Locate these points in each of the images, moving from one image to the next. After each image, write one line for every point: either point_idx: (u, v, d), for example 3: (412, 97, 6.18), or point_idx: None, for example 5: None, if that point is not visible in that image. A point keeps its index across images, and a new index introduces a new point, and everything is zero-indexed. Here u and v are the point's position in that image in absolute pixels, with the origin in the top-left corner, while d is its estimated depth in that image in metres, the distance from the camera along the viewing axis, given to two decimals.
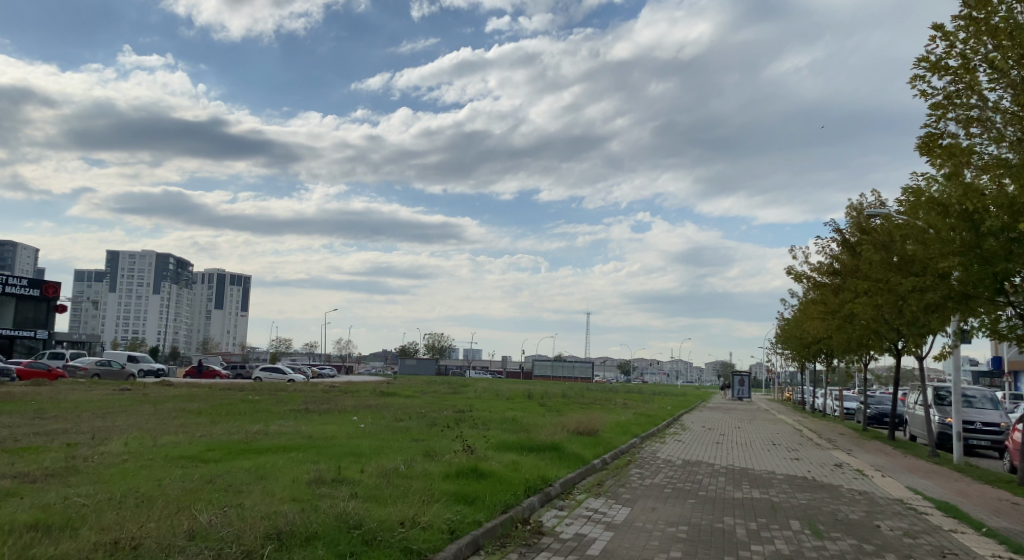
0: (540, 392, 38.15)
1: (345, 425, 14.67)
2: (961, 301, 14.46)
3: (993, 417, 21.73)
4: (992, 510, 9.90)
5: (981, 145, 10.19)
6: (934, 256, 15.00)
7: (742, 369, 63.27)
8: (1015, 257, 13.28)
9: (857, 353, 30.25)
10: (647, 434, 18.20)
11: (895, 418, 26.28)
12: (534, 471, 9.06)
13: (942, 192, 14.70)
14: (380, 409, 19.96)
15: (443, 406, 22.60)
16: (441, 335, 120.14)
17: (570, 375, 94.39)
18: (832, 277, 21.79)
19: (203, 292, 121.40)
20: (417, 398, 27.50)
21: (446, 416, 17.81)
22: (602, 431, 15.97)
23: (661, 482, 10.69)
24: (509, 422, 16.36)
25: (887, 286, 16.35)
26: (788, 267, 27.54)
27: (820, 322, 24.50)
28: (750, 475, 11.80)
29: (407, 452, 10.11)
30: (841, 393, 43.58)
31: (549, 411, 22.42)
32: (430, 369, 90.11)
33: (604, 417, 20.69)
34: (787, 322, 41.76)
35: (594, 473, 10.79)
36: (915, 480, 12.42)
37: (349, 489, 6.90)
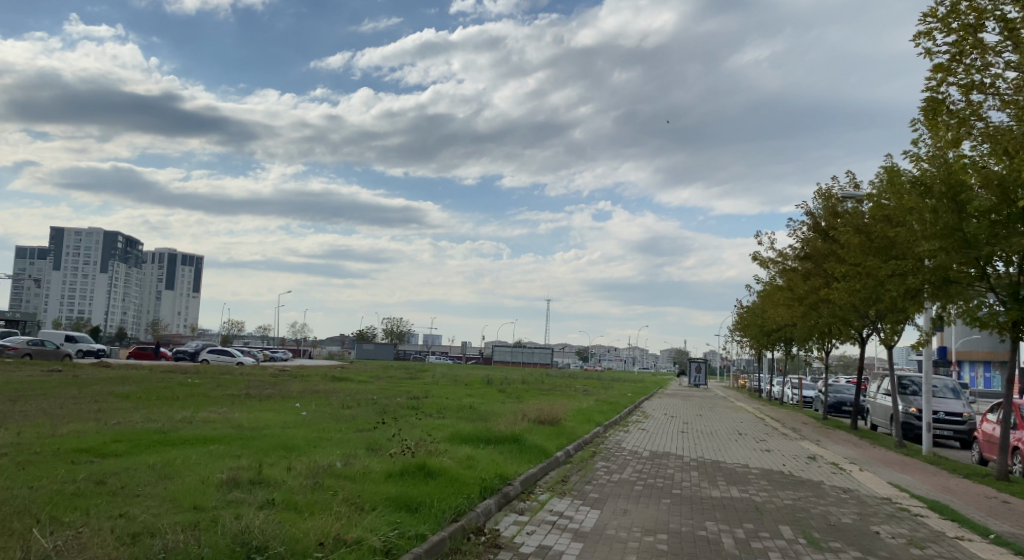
0: (499, 378, 37.17)
1: (285, 414, 13.35)
2: (942, 286, 13.82)
3: (958, 407, 21.40)
4: (985, 509, 9.19)
5: (984, 109, 9.48)
6: (913, 238, 14.33)
7: (702, 356, 63.26)
8: (999, 240, 12.74)
9: (821, 342, 29.84)
10: (611, 423, 17.30)
11: (858, 408, 25.92)
12: (490, 468, 7.93)
13: (925, 171, 14.04)
14: (329, 395, 18.72)
15: (398, 392, 21.38)
16: (399, 320, 118.53)
17: (530, 361, 93.71)
18: (801, 263, 21.15)
19: (152, 272, 117.35)
20: (370, 384, 26.20)
21: (399, 403, 16.60)
22: (564, 420, 14.98)
23: (630, 478, 9.71)
24: (465, 410, 15.23)
25: (864, 270, 15.72)
26: (754, 253, 26.95)
27: (785, 309, 23.95)
28: (725, 470, 10.91)
29: (348, 445, 8.92)
30: (800, 381, 43.62)
31: (509, 398, 21.39)
32: (388, 354, 88.58)
33: (567, 404, 19.73)
34: (749, 309, 41.54)
35: (558, 467, 9.77)
36: (896, 476, 11.68)
37: (266, 494, 5.72)
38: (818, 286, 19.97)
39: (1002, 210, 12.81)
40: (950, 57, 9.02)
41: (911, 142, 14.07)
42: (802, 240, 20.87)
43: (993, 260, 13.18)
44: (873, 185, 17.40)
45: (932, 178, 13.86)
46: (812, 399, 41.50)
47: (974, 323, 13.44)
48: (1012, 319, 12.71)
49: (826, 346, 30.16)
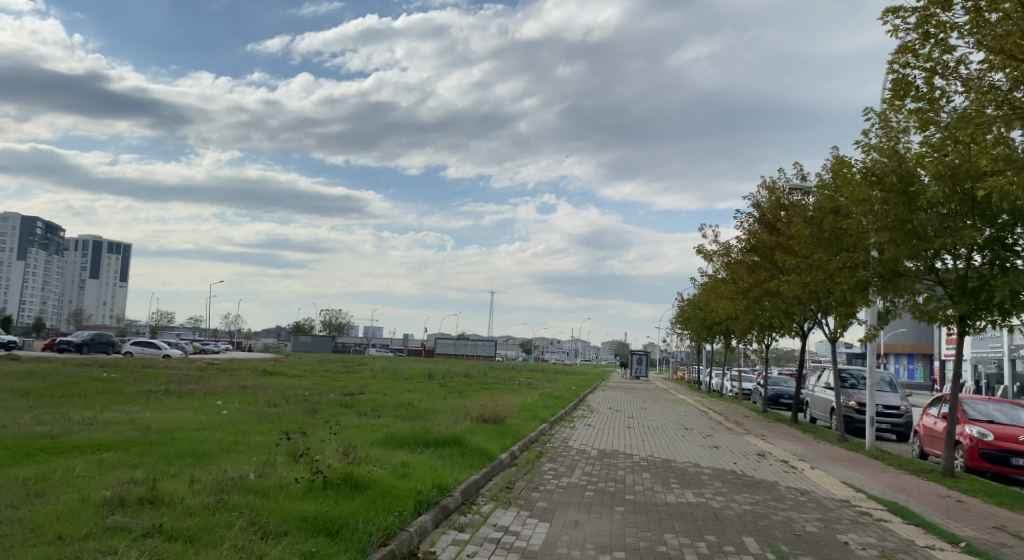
0: (441, 371, 36.30)
1: (203, 413, 12.20)
2: (891, 280, 13.65)
3: (894, 400, 21.62)
4: (942, 510, 8.89)
5: (949, 93, 9.14)
6: (862, 230, 14.11)
7: (642, 349, 63.69)
8: (949, 233, 12.60)
9: (761, 335, 29.99)
10: (556, 418, 16.67)
11: (798, 401, 26.07)
12: (427, 477, 7.11)
13: (876, 162, 13.80)
14: (256, 392, 17.54)
15: (332, 388, 20.26)
16: (339, 312, 116.03)
17: (472, 353, 92.76)
18: (745, 255, 20.93)
19: (76, 260, 111.70)
20: (303, 378, 24.92)
21: (333, 401, 15.55)
22: (509, 416, 14.26)
23: (579, 482, 9.04)
24: (403, 407, 14.33)
25: (813, 262, 15.46)
26: (698, 246, 26.75)
27: (728, 302, 23.78)
28: (676, 471, 10.37)
29: (267, 452, 7.95)
30: (739, 374, 44.13)
31: (450, 394, 20.59)
32: (327, 347, 86.38)
33: (509, 399, 19.04)
34: (691, 302, 41.74)
35: (502, 471, 9.03)
36: (848, 475, 11.35)
37: (154, 517, 4.77)
38: (764, 279, 19.76)
39: (953, 203, 12.69)
40: (914, 40, 8.62)
41: (862, 132, 13.82)
42: (746, 232, 20.64)
43: (942, 254, 13.07)
44: (820, 177, 17.23)
45: (882, 169, 13.64)
46: (750, 392, 42.01)
47: (923, 317, 13.31)
48: (962, 313, 12.61)
49: (767, 339, 30.32)
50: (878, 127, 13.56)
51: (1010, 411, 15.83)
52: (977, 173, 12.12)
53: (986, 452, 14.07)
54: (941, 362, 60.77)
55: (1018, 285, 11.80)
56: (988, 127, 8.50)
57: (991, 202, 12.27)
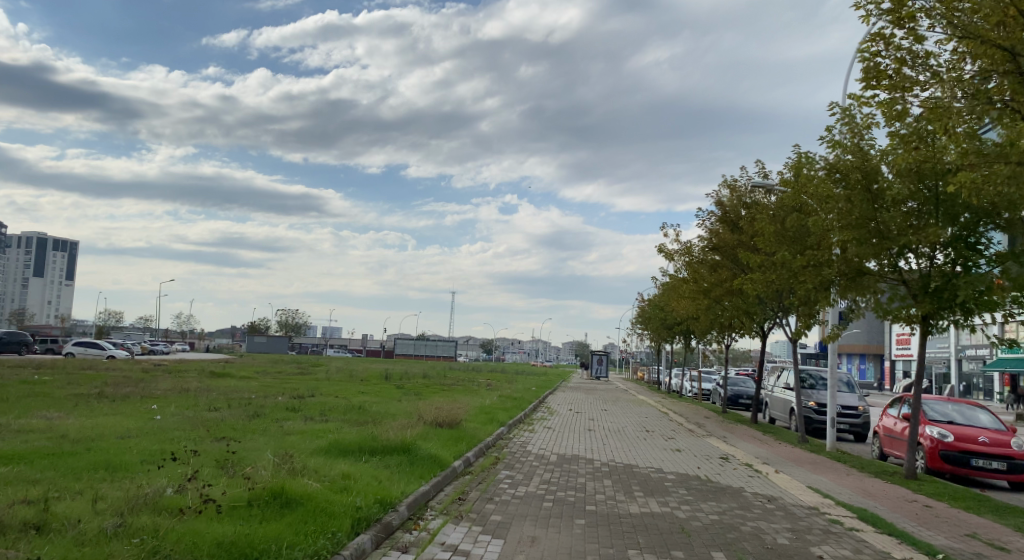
0: (398, 372, 35.53)
1: (134, 418, 11.35)
2: (854, 279, 13.43)
3: (852, 400, 21.59)
4: (911, 517, 8.56)
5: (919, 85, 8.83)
6: (826, 228, 13.85)
7: (602, 349, 63.68)
8: (914, 231, 12.38)
9: (721, 335, 29.91)
10: (514, 421, 16.09)
11: (757, 401, 25.99)
12: (369, 491, 6.47)
13: (839, 159, 13.54)
14: (198, 395, 16.59)
15: (281, 390, 19.41)
16: (296, 313, 113.81)
17: (433, 354, 91.80)
18: (706, 254, 20.66)
19: (18, 258, 107.42)
20: (252, 381, 23.89)
21: (280, 404, 14.75)
22: (465, 420, 13.64)
23: (538, 490, 8.49)
24: (353, 411, 13.59)
25: (777, 260, 15.18)
26: (659, 245, 26.47)
27: (689, 302, 23.55)
28: (639, 477, 9.90)
29: (193, 463, 7.21)
30: (699, 374, 44.17)
31: (406, 396, 19.88)
32: (283, 347, 84.40)
33: (466, 402, 18.41)
34: (651, 303, 41.61)
35: (454, 480, 8.43)
36: (813, 479, 11.00)
37: (34, 549, 4.06)
38: (726, 279, 19.52)
39: (917, 201, 12.48)
40: (885, 26, 8.30)
41: (827, 128, 13.61)
42: (707, 231, 20.38)
43: (905, 253, 12.87)
44: (783, 175, 16.99)
45: (846, 166, 13.38)
46: (709, 392, 42.07)
47: (886, 316, 13.10)
48: (925, 312, 12.41)
49: (727, 340, 30.25)
50: (842, 123, 13.35)
51: (967, 412, 15.78)
52: (942, 171, 11.91)
53: (947, 453, 13.92)
54: (892, 362, 61.96)
55: (981, 284, 11.62)
56: (959, 118, 8.21)
57: (955, 200, 12.09)
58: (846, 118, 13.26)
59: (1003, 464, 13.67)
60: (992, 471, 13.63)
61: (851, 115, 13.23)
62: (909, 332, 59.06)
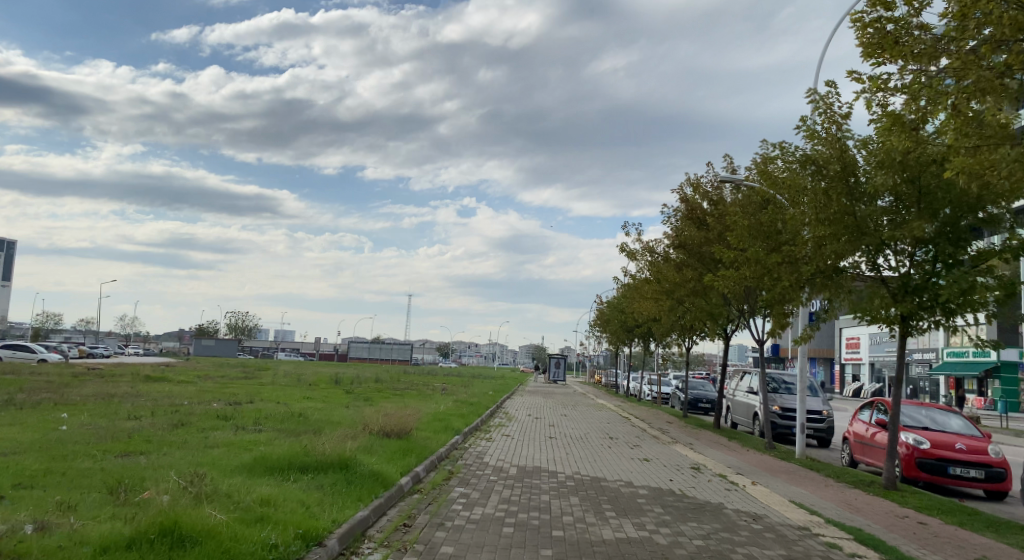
0: (349, 376, 34.05)
1: (33, 429, 9.89)
2: (831, 278, 12.70)
3: (818, 404, 21.06)
4: (909, 538, 7.76)
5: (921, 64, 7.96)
6: (801, 223, 13.11)
7: (559, 352, 63.02)
8: (895, 226, 11.69)
9: (682, 338, 29.28)
10: (470, 429, 15.00)
11: (719, 406, 25.37)
12: (293, 520, 5.31)
13: (814, 150, 12.80)
14: (121, 402, 15.03)
15: (218, 396, 17.99)
16: (246, 315, 110.58)
17: (388, 358, 90.02)
18: (673, 253, 19.90)
19: None
20: (189, 386, 22.24)
21: (211, 411, 13.37)
22: (416, 429, 12.47)
23: (496, 513, 7.41)
24: (291, 419, 12.29)
25: (749, 257, 14.43)
26: (621, 244, 25.70)
27: (651, 303, 22.80)
28: (608, 493, 8.91)
29: (78, 486, 5.94)
30: (657, 378, 43.66)
31: (355, 402, 18.58)
32: (233, 351, 81.69)
33: (419, 407, 17.25)
34: (611, 304, 40.96)
35: (400, 502, 7.32)
36: (794, 492, 10.15)
37: None
38: (692, 278, 18.76)
39: (896, 195, 11.80)
40: None
41: (803, 118, 12.88)
42: (673, 228, 19.63)
43: (884, 251, 12.19)
44: (753, 169, 16.32)
45: (823, 157, 12.63)
46: (668, 396, 41.56)
47: (863, 317, 12.39)
48: (906, 313, 11.70)
49: (688, 343, 29.65)
50: (820, 112, 12.63)
51: (939, 417, 15.24)
52: (925, 161, 11.23)
53: (923, 461, 13.31)
54: (843, 366, 62.66)
55: (965, 284, 10.99)
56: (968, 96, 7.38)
57: (937, 193, 11.43)
58: (823, 106, 12.53)
59: (979, 472, 13.11)
60: (970, 479, 13.07)
61: (828, 104, 12.50)
62: (858, 336, 59.83)
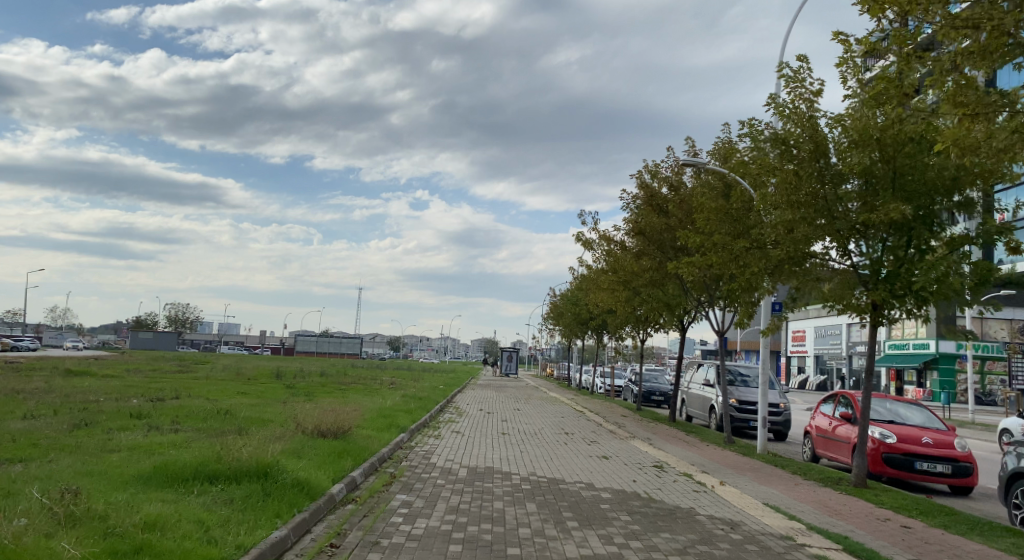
0: (293, 370, 32.46)
1: None
2: (800, 265, 12.06)
3: (775, 397, 20.65)
4: (900, 546, 7.06)
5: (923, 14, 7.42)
6: (770, 205, 12.43)
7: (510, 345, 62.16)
8: (870, 208, 11.05)
9: (636, 330, 28.69)
10: (418, 426, 13.94)
11: (674, 398, 24.84)
12: (189, 546, 4.24)
13: (784, 129, 12.13)
14: (24, 399, 13.41)
15: (142, 391, 16.44)
16: (187, 307, 106.67)
17: (336, 351, 87.97)
18: (632, 241, 19.16)
19: None
20: (113, 380, 20.47)
21: (126, 408, 11.98)
22: (357, 427, 11.35)
23: (442, 526, 6.40)
24: (217, 418, 11.03)
25: (716, 242, 13.73)
26: (577, 233, 24.94)
27: (608, 294, 22.10)
28: (569, 498, 8.02)
29: None
30: (610, 371, 43.18)
31: (294, 398, 17.28)
32: (173, 344, 78.50)
33: (362, 403, 16.08)
34: (564, 296, 40.27)
35: (330, 515, 6.25)
36: (766, 494, 9.38)
37: None
38: (651, 267, 18.03)
39: (868, 177, 11.20)
40: None
41: (773, 94, 12.19)
42: (632, 214, 18.90)
43: (855, 237, 11.57)
44: (719, 152, 15.63)
45: (792, 136, 11.97)
46: (620, 389, 41.08)
47: (832, 305, 11.74)
48: (878, 301, 11.08)
49: (643, 335, 29.05)
50: (790, 87, 11.94)
51: (902, 410, 14.82)
52: (902, 140, 10.65)
53: (889, 456, 12.83)
54: (788, 359, 63.40)
55: (940, 270, 10.42)
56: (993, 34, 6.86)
57: (911, 175, 10.84)
58: (794, 82, 11.86)
59: (946, 467, 12.64)
60: (937, 475, 12.61)
61: (800, 80, 11.83)
62: (803, 329, 60.61)
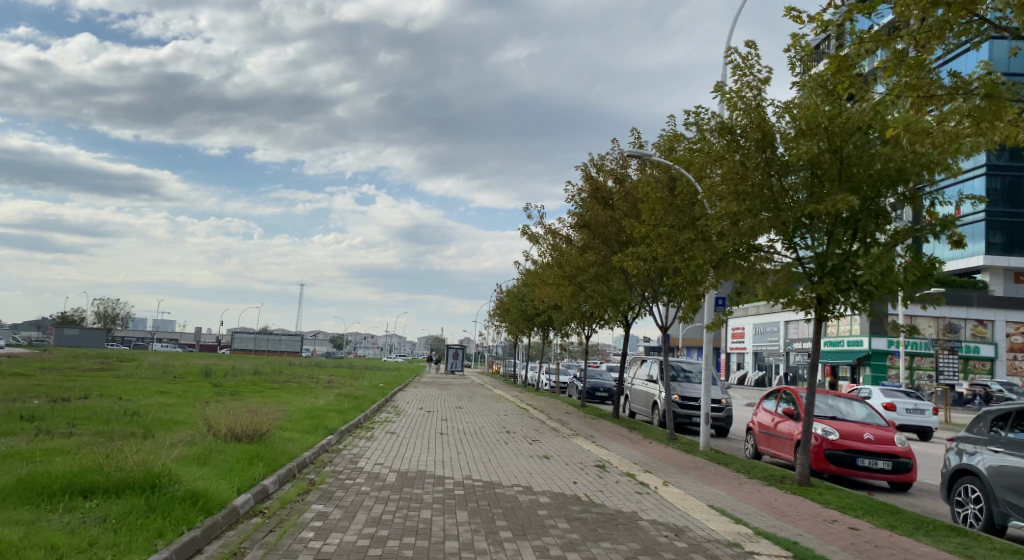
0: (226, 368, 31.08)
1: None
2: (744, 258, 11.74)
3: (718, 393, 20.52)
4: (850, 551, 6.69)
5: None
6: (716, 196, 12.07)
7: (455, 342, 61.45)
8: (817, 199, 10.78)
9: (581, 326, 28.38)
10: (349, 426, 13.16)
11: (618, 394, 24.58)
12: None
13: (731, 118, 11.80)
14: None
15: (49, 391, 15.16)
16: (117, 303, 102.37)
17: (276, 349, 85.87)
18: (577, 234, 18.71)
19: None
20: (23, 379, 19.01)
21: (21, 410, 10.88)
22: (279, 429, 10.52)
23: (359, 541, 5.72)
24: (121, 419, 10.05)
25: (662, 235, 13.35)
26: (522, 226, 24.46)
27: (552, 288, 21.64)
28: (504, 504, 7.43)
29: None
30: (555, 367, 42.86)
31: (220, 397, 16.25)
32: (102, 341, 75.14)
33: (293, 403, 15.19)
34: (510, 291, 39.78)
35: (228, 533, 5.49)
36: (709, 495, 8.96)
37: None
38: (596, 261, 17.60)
39: (814, 168, 10.93)
40: None
41: (720, 82, 11.84)
42: (576, 207, 18.46)
43: (801, 230, 11.30)
44: (665, 143, 15.27)
45: (739, 126, 11.64)
46: (565, 385, 40.82)
47: (778, 300, 11.44)
48: (822, 295, 10.80)
49: (588, 331, 28.68)
50: (738, 75, 11.60)
51: (843, 406, 14.72)
52: (849, 129, 10.41)
53: (832, 452, 12.67)
54: (728, 355, 64.41)
55: (883, 263, 10.21)
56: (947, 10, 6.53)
57: (857, 166, 10.59)
58: (741, 70, 11.53)
59: (887, 464, 12.54)
60: (877, 471, 12.50)
61: (747, 67, 11.51)
62: (743, 326, 61.58)
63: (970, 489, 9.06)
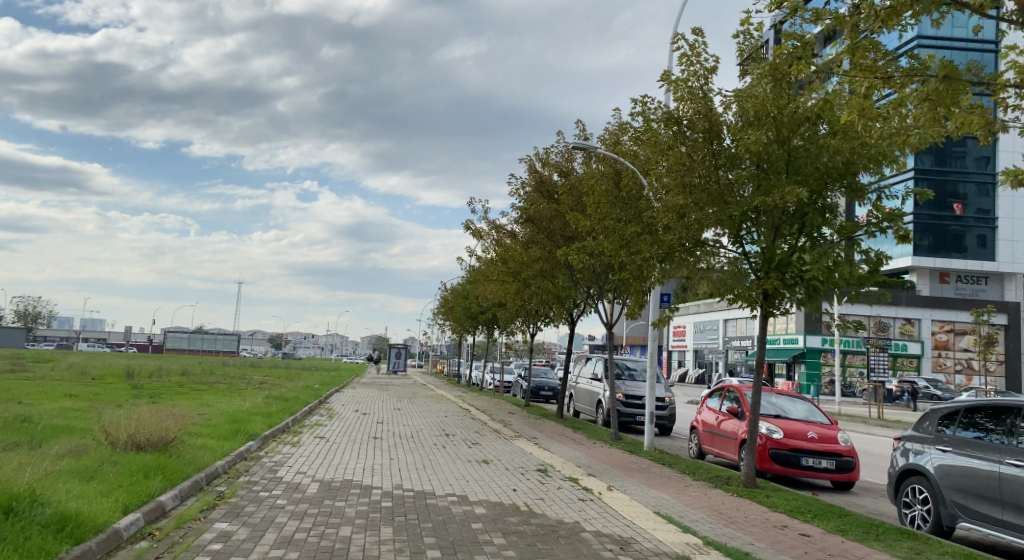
0: (152, 370, 29.54)
1: None
2: (690, 252, 11.35)
3: (661, 391, 20.28)
4: None
5: None
6: (662, 188, 11.66)
7: (398, 342, 60.34)
8: (764, 191, 10.45)
9: (525, 324, 27.87)
10: (275, 431, 12.28)
11: (561, 394, 24.15)
12: None
13: (677, 108, 11.40)
14: None
15: None
16: (40, 301, 97.34)
17: (211, 349, 83.07)
18: (521, 229, 18.15)
19: None
20: None
21: None
22: (193, 436, 9.64)
23: None
24: (10, 427, 9.03)
25: (607, 228, 12.90)
26: (465, 221, 23.80)
27: (496, 285, 21.02)
28: (434, 516, 6.79)
29: None
30: (497, 366, 42.26)
31: (137, 401, 15.12)
32: (21, 341, 71.27)
33: (218, 406, 14.21)
34: (455, 289, 39.07)
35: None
36: (655, 500, 8.46)
37: None
38: (539, 257, 17.07)
39: (761, 160, 10.61)
40: None
41: (667, 71, 11.43)
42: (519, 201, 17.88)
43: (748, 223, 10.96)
44: (610, 135, 14.83)
45: (685, 116, 11.24)
46: (509, 385, 40.30)
47: (724, 296, 11.10)
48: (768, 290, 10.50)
49: (532, 329, 28.17)
50: (685, 64, 11.21)
51: (786, 404, 14.53)
52: (797, 119, 10.10)
53: (776, 452, 12.42)
54: (670, 353, 65.02)
55: (830, 258, 9.94)
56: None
57: (804, 158, 10.28)
58: (688, 58, 11.15)
59: (830, 463, 12.35)
60: (821, 471, 12.30)
61: (695, 55, 11.13)
62: (685, 325, 62.24)
63: (917, 490, 8.83)
